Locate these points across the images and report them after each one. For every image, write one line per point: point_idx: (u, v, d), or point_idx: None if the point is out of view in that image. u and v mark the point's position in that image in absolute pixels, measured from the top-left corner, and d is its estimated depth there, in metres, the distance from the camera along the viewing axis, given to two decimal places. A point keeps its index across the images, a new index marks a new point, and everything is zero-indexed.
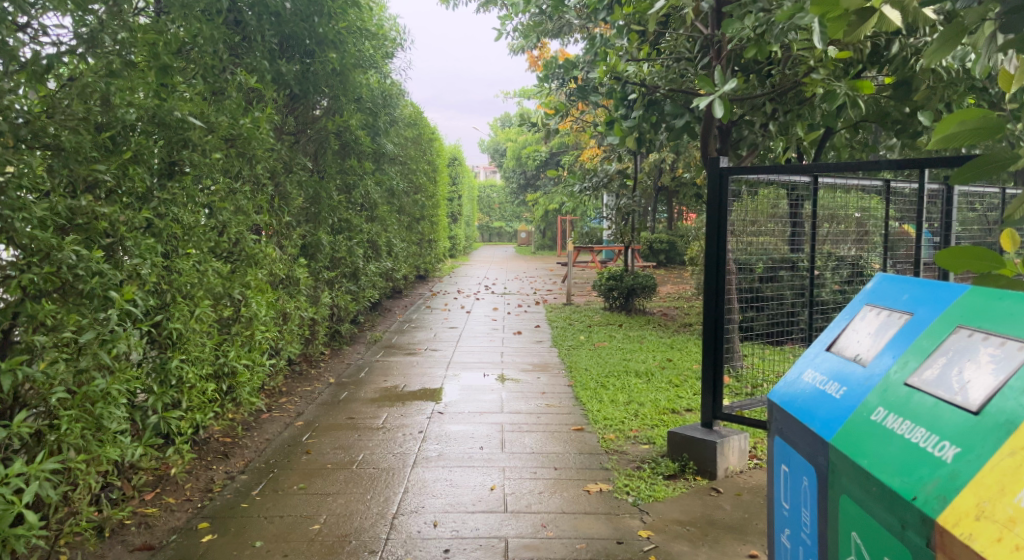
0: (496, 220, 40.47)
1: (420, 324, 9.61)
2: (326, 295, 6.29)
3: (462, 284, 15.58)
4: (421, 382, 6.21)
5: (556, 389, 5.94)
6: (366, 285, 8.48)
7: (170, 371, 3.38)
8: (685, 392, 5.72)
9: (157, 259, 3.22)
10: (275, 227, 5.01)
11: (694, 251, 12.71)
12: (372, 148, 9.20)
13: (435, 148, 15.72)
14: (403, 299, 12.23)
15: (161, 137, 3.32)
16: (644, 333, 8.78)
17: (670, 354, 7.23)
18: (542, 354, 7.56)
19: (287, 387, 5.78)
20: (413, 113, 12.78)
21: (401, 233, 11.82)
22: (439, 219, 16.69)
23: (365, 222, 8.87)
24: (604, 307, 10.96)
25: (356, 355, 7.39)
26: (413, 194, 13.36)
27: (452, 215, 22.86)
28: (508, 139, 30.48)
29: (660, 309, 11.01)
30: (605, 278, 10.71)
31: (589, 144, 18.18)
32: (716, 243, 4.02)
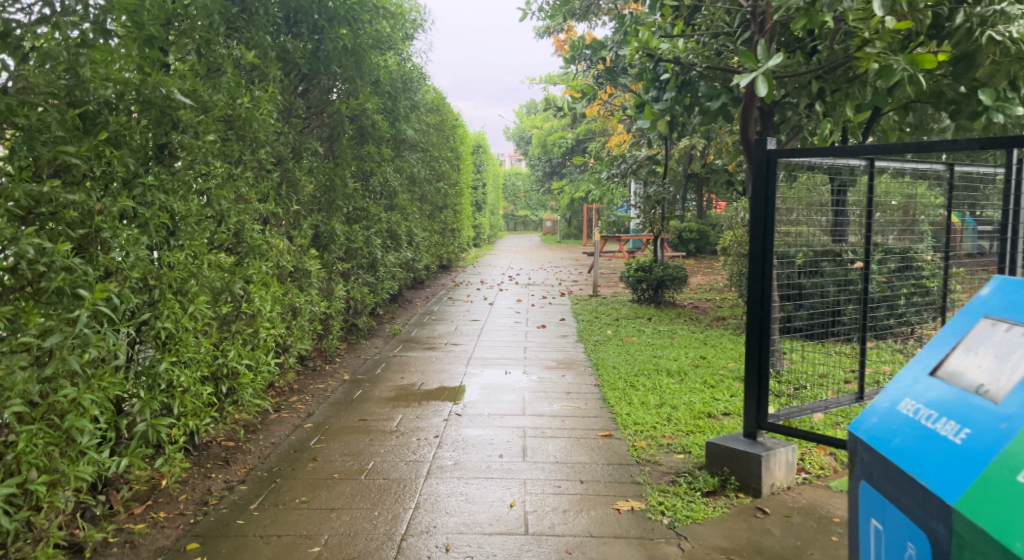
0: (521, 209, 40.11)
1: (441, 316, 9.30)
2: (341, 288, 6.00)
3: (485, 274, 15.25)
4: (439, 380, 5.89)
5: (582, 389, 5.58)
6: (385, 276, 8.19)
7: (159, 376, 3.08)
8: (722, 393, 5.32)
9: (142, 252, 2.92)
10: (283, 216, 4.70)
11: (726, 241, 12.23)
12: (392, 135, 8.90)
13: (458, 136, 15.40)
14: (425, 290, 11.95)
15: (145, 117, 3.01)
16: (676, 328, 8.36)
17: (704, 352, 6.81)
18: (568, 349, 7.20)
19: (298, 385, 5.50)
20: (435, 98, 12.45)
21: (423, 223, 11.52)
22: (462, 207, 16.37)
23: (385, 211, 8.56)
24: (632, 299, 10.56)
25: (373, 349, 7.09)
26: (435, 182, 13.06)
27: (476, 203, 22.53)
28: (534, 126, 30.07)
29: (691, 301, 10.58)
30: (634, 269, 10.30)
31: (616, 130, 17.72)
32: (762, 234, 3.61)
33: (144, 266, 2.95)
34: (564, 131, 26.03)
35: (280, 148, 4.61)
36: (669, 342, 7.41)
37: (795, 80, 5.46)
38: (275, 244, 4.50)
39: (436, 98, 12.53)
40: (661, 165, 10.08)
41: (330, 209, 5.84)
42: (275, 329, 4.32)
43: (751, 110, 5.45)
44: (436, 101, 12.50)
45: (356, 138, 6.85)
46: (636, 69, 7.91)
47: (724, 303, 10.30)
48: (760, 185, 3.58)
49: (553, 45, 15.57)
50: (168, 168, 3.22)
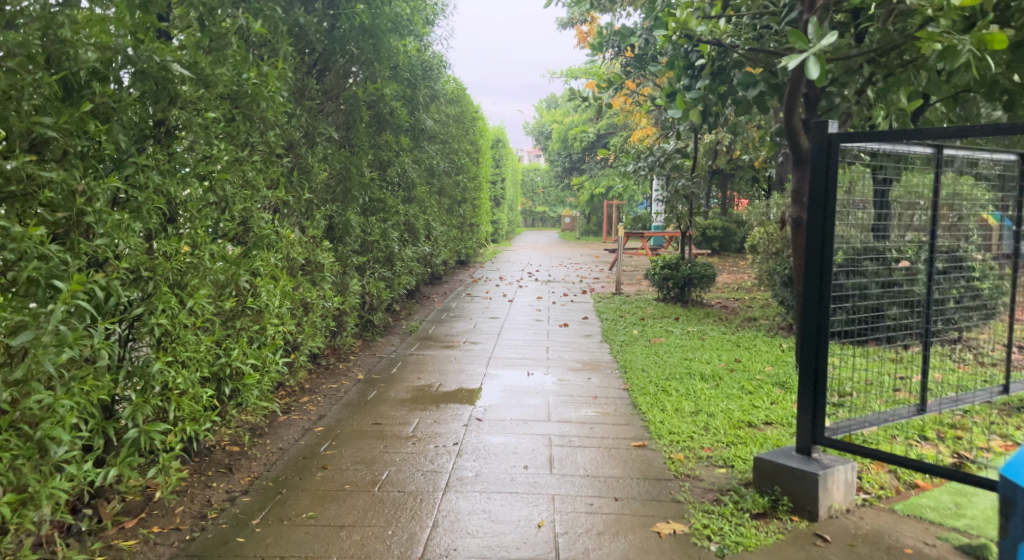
0: (539, 205, 39.77)
1: (459, 313, 8.98)
2: (356, 283, 5.70)
3: (504, 270, 14.94)
4: (458, 381, 5.57)
5: (610, 394, 5.24)
6: (402, 271, 7.89)
7: (153, 377, 2.77)
8: (761, 401, 4.96)
9: (134, 240, 2.61)
10: (295, 204, 4.41)
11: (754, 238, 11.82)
12: (410, 125, 8.59)
13: (478, 129, 15.08)
14: (443, 285, 11.66)
15: (139, 89, 2.71)
16: (705, 328, 7.99)
17: (738, 355, 6.44)
18: (592, 350, 6.86)
19: (309, 386, 5.20)
20: (455, 89, 12.14)
21: (441, 217, 11.22)
22: (481, 202, 16.07)
23: (402, 204, 8.26)
24: (657, 298, 10.19)
25: (389, 347, 6.79)
26: (455, 175, 12.76)
27: (495, 198, 22.23)
28: (553, 121, 29.69)
29: (719, 301, 10.20)
30: (660, 266, 9.93)
31: (639, 124, 17.32)
32: (821, 228, 3.23)
33: (137, 255, 2.66)
34: (585, 126, 25.64)
35: (291, 132, 4.30)
36: (699, 344, 7.05)
37: (845, 63, 5.07)
38: (286, 233, 4.20)
39: (455, 89, 12.22)
40: (690, 158, 9.69)
41: (343, 200, 5.53)
42: (285, 325, 4.01)
43: (797, 96, 5.06)
44: (456, 92, 12.18)
45: (373, 126, 6.55)
46: (667, 57, 7.54)
47: (753, 303, 9.91)
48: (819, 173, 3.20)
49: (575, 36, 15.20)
50: (166, 148, 2.92)
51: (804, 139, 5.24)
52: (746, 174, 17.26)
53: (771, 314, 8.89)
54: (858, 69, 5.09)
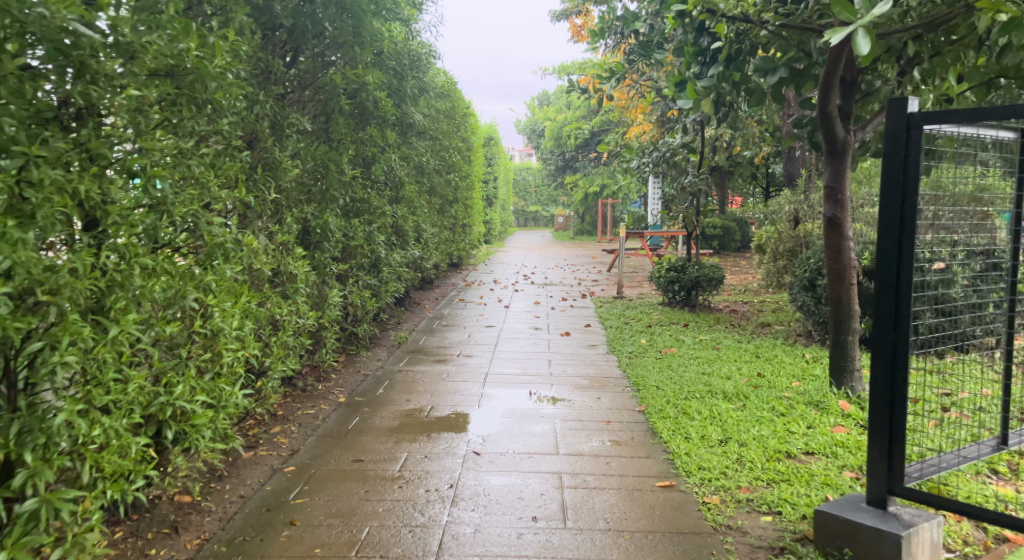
0: (532, 205, 39.16)
1: (452, 321, 8.36)
2: (338, 293, 5.09)
3: (498, 272, 14.32)
4: (452, 404, 4.94)
5: (624, 418, 4.64)
6: (390, 278, 7.28)
7: (60, 432, 2.14)
8: (797, 425, 4.36)
9: (23, 253, 1.98)
10: (260, 206, 3.78)
11: (762, 237, 11.25)
12: (396, 120, 7.98)
13: (470, 125, 14.47)
14: (434, 290, 11.05)
15: (27, 56, 2.09)
16: (718, 336, 7.41)
17: (760, 369, 5.85)
18: (599, 363, 6.26)
19: (282, 412, 4.58)
20: (445, 83, 11.51)
21: (431, 218, 10.60)
22: (473, 202, 15.45)
23: (389, 205, 7.63)
24: (661, 302, 9.61)
25: (375, 363, 6.16)
26: (445, 174, 12.15)
27: (487, 198, 21.62)
28: (545, 119, 29.08)
29: (727, 305, 9.63)
30: (665, 269, 9.35)
31: (636, 120, 16.75)
32: (898, 233, 2.62)
33: (30, 273, 2.03)
34: (578, 123, 25.06)
35: (252, 122, 3.69)
36: (715, 354, 6.47)
37: (886, 40, 4.48)
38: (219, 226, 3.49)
39: (446, 83, 11.59)
40: (696, 154, 9.11)
41: (319, 201, 4.91)
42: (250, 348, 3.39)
43: (833, 78, 4.47)
44: (446, 86, 11.56)
45: (354, 120, 5.93)
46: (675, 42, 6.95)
47: (764, 307, 9.35)
48: (895, 165, 2.62)
49: (570, 29, 14.62)
50: (70, 131, 2.29)
51: (838, 128, 4.65)
52: (747, 170, 16.71)
53: (786, 319, 8.32)
54: (900, 47, 4.51)
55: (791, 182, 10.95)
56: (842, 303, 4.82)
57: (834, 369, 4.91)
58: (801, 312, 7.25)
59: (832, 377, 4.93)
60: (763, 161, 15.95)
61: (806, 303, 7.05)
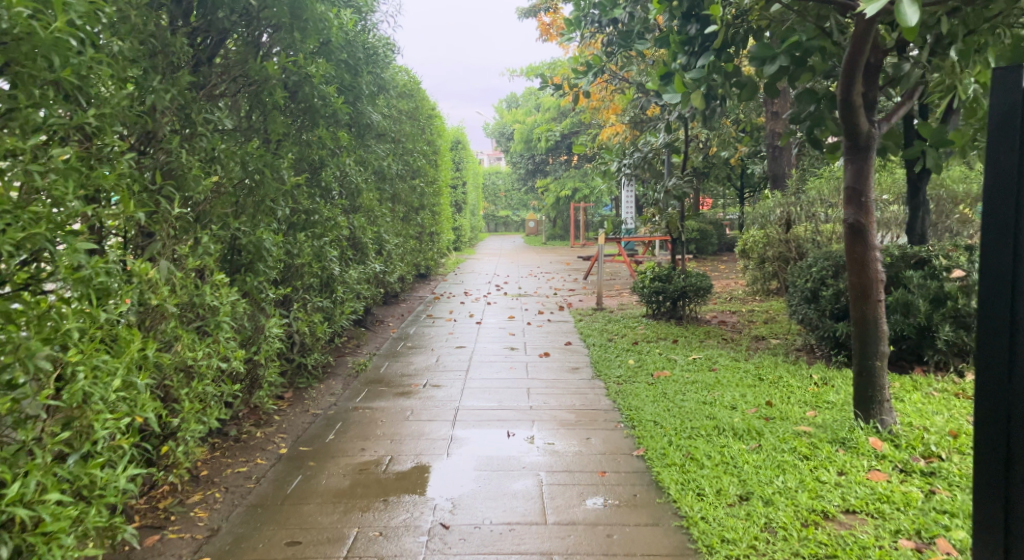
0: (502, 209, 38.49)
1: (418, 342, 7.58)
2: (278, 323, 4.29)
3: (469, 282, 13.56)
4: (416, 453, 4.18)
5: (620, 468, 3.91)
6: (346, 298, 6.47)
7: None
8: (826, 473, 3.66)
9: None
10: (164, 224, 3.00)
11: (747, 241, 10.65)
12: (351, 122, 7.20)
13: (436, 128, 13.70)
14: (400, 305, 10.25)
15: None
16: (713, 354, 6.74)
17: (767, 395, 5.17)
18: (584, 391, 5.53)
19: (206, 473, 3.76)
20: (406, 82, 10.72)
21: (395, 228, 9.80)
22: (442, 208, 14.70)
23: (343, 215, 6.83)
24: (645, 314, 8.93)
25: (328, 398, 5.36)
26: (410, 179, 11.36)
27: (456, 203, 20.86)
28: (513, 121, 28.35)
29: (716, 316, 8.98)
30: (649, 279, 8.76)
31: (609, 119, 16.18)
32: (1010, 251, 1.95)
33: None
34: (548, 125, 24.43)
35: (145, 117, 2.89)
36: (713, 377, 5.78)
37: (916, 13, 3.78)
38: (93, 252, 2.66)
39: (407, 82, 10.81)
40: (679, 154, 8.46)
41: (248, 215, 4.11)
42: (146, 412, 2.60)
43: (859, 60, 3.81)
44: (408, 86, 10.77)
45: (295, 118, 5.14)
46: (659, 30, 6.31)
47: (755, 318, 8.71)
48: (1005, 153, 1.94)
49: (538, 27, 13.95)
50: None
51: (862, 118, 3.98)
52: (723, 172, 16.16)
53: (782, 332, 7.69)
54: (932, 24, 3.87)
55: (776, 183, 10.34)
56: (869, 323, 4.15)
57: (859, 400, 4.23)
58: (802, 326, 6.61)
59: (858, 409, 4.24)
60: (740, 162, 15.40)
61: (808, 316, 6.39)
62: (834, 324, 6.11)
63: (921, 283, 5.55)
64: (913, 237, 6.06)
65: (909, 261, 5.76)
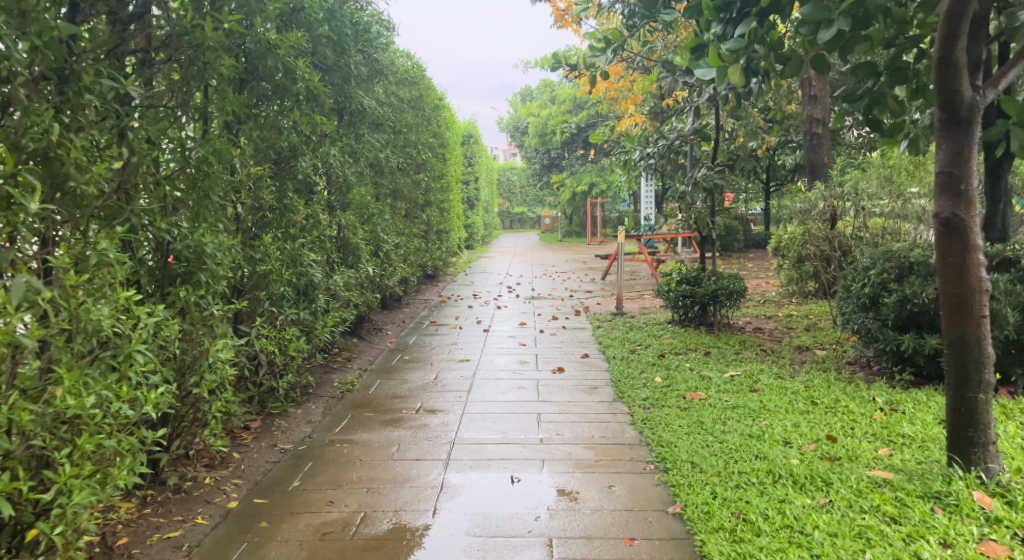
0: (517, 206, 37.67)
1: (417, 354, 6.77)
2: (227, 344, 3.50)
3: (479, 284, 12.73)
4: (398, 507, 3.36)
5: (654, 535, 3.07)
6: (331, 308, 5.68)
7: None
8: (925, 546, 2.80)
9: None
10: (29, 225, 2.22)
11: (781, 239, 9.74)
12: (337, 108, 6.40)
13: (443, 119, 12.88)
14: (402, 310, 9.45)
15: None
16: (752, 369, 5.85)
17: (827, 426, 4.29)
18: (606, 420, 4.69)
19: (126, 541, 2.97)
20: (407, 69, 9.90)
21: (395, 226, 8.99)
22: (451, 205, 13.91)
23: (327, 211, 6.02)
24: (671, 321, 8.06)
25: (304, 427, 4.56)
26: (413, 174, 10.55)
27: (467, 201, 20.06)
28: (528, 115, 27.50)
29: (750, 323, 8.08)
30: (677, 282, 7.84)
31: (628, 108, 15.33)
32: None
33: None
34: (563, 119, 23.55)
35: None
36: (755, 400, 4.90)
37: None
38: None
39: (407, 69, 9.99)
40: (707, 142, 7.58)
41: (183, 210, 3.32)
42: None
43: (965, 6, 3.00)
44: (409, 73, 9.96)
45: (257, 96, 4.35)
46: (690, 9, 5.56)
47: (794, 325, 7.80)
48: None
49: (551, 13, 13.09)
50: None
51: (966, 84, 3.15)
52: (748, 165, 15.19)
53: (828, 343, 6.78)
54: None
55: (814, 175, 9.39)
56: (970, 344, 3.26)
57: (956, 441, 3.35)
58: (856, 337, 5.71)
59: (954, 452, 3.37)
60: (767, 153, 14.43)
61: (865, 326, 5.49)
62: (898, 336, 5.21)
63: (1008, 288, 4.64)
64: (991, 235, 5.19)
65: (990, 263, 4.85)
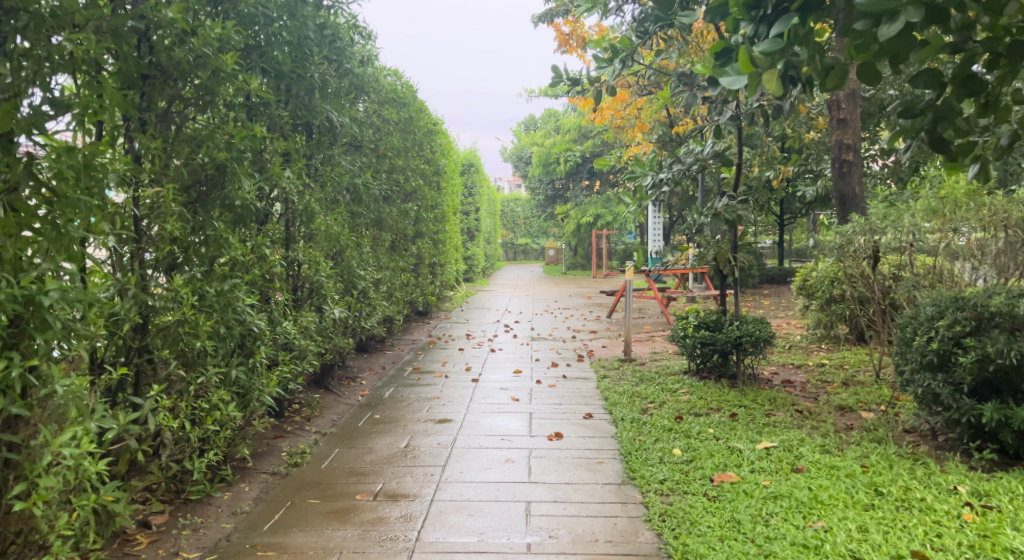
0: (521, 237, 36.89)
1: (391, 413, 5.77)
2: (86, 431, 2.55)
3: (474, 322, 11.73)
4: None
5: None
6: (280, 361, 4.73)
7: None
8: None
9: None
10: None
11: (809, 277, 8.75)
12: (297, 125, 5.52)
13: (438, 145, 12.02)
14: (384, 354, 8.46)
15: None
16: (789, 439, 4.82)
17: (905, 534, 3.27)
18: (614, 515, 3.67)
19: None
20: (394, 89, 9.07)
21: (376, 260, 8.07)
22: (446, 236, 13.00)
23: (280, 244, 5.09)
24: (688, 371, 7.05)
25: (226, 524, 3.56)
26: (401, 203, 9.64)
27: (467, 232, 19.17)
28: (531, 145, 26.77)
29: (778, 376, 7.04)
30: (694, 328, 6.84)
31: (636, 134, 14.53)
32: None
33: None
34: (568, 148, 22.78)
35: None
36: (803, 487, 3.87)
37: None
38: None
39: (394, 89, 9.16)
40: (726, 168, 6.67)
41: (18, 244, 2.40)
42: None
43: None
44: (395, 93, 9.11)
45: (166, 98, 3.48)
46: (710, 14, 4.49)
47: (830, 379, 6.76)
48: None
49: (554, 36, 12.31)
50: None
51: None
52: (764, 197, 14.25)
53: (874, 404, 5.75)
54: None
55: (844, 207, 8.40)
56: None
57: None
58: (917, 403, 4.69)
59: None
60: (783, 184, 13.47)
61: (930, 392, 4.48)
62: (976, 406, 4.21)
63: None
64: None
65: None
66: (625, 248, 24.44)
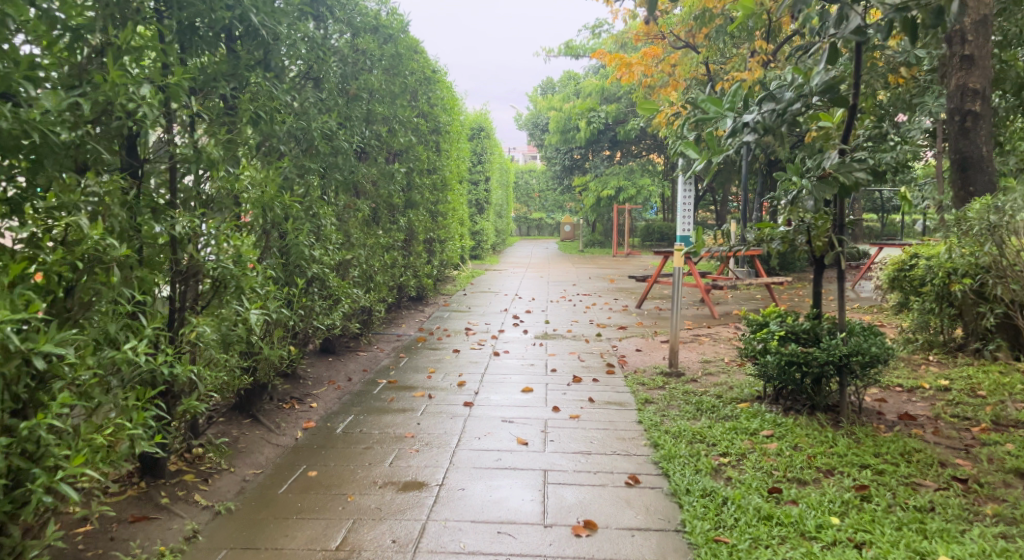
0: (535, 212, 34.91)
1: (332, 470, 3.81)
2: None
3: (477, 310, 9.73)
4: None
5: None
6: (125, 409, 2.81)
7: None
8: None
9: None
10: None
11: (912, 264, 6.70)
12: (187, 26, 3.54)
13: (438, 96, 9.94)
14: (355, 357, 6.50)
15: None
16: (983, 554, 2.85)
17: None
18: None
19: None
20: (375, 13, 7.00)
21: (343, 237, 6.10)
22: (449, 207, 11.01)
23: (140, 210, 3.14)
24: (766, 397, 5.07)
25: None
26: (385, 163, 7.63)
27: (477, 205, 17.13)
28: (550, 110, 24.58)
29: (888, 407, 5.04)
30: (778, 340, 4.84)
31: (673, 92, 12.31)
32: None
33: None
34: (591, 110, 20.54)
35: None
36: None
37: None
38: None
39: (376, 15, 7.08)
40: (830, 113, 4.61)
41: None
42: None
43: None
44: (376, 18, 7.03)
45: None
46: None
47: (969, 415, 4.77)
48: None
49: None
50: None
51: None
52: None
53: None
54: None
55: (966, 173, 6.35)
56: None
57: None
58: None
59: None
60: None
61: None
62: None
63: None
64: None
65: None
66: (648, 225, 22.38)
